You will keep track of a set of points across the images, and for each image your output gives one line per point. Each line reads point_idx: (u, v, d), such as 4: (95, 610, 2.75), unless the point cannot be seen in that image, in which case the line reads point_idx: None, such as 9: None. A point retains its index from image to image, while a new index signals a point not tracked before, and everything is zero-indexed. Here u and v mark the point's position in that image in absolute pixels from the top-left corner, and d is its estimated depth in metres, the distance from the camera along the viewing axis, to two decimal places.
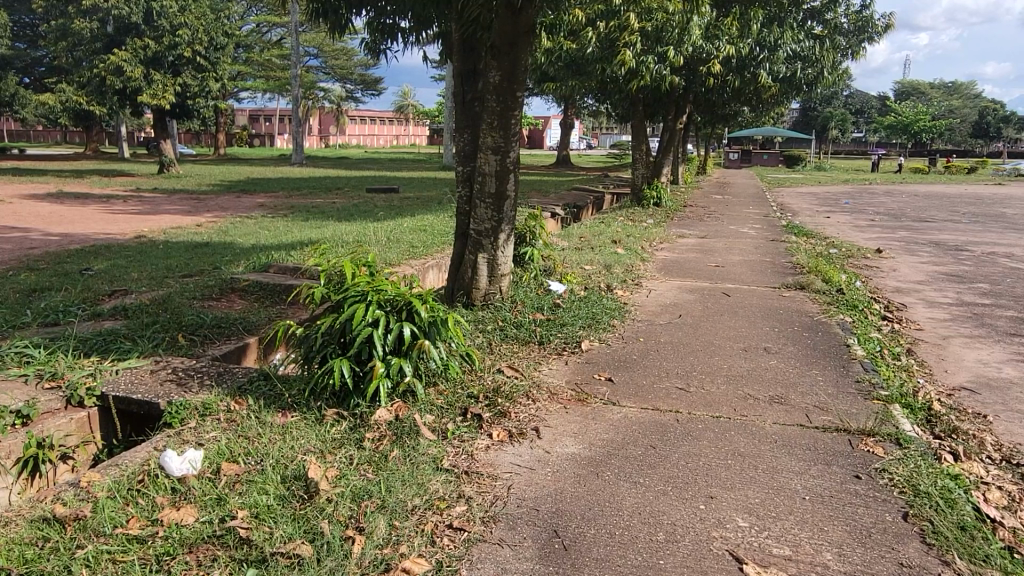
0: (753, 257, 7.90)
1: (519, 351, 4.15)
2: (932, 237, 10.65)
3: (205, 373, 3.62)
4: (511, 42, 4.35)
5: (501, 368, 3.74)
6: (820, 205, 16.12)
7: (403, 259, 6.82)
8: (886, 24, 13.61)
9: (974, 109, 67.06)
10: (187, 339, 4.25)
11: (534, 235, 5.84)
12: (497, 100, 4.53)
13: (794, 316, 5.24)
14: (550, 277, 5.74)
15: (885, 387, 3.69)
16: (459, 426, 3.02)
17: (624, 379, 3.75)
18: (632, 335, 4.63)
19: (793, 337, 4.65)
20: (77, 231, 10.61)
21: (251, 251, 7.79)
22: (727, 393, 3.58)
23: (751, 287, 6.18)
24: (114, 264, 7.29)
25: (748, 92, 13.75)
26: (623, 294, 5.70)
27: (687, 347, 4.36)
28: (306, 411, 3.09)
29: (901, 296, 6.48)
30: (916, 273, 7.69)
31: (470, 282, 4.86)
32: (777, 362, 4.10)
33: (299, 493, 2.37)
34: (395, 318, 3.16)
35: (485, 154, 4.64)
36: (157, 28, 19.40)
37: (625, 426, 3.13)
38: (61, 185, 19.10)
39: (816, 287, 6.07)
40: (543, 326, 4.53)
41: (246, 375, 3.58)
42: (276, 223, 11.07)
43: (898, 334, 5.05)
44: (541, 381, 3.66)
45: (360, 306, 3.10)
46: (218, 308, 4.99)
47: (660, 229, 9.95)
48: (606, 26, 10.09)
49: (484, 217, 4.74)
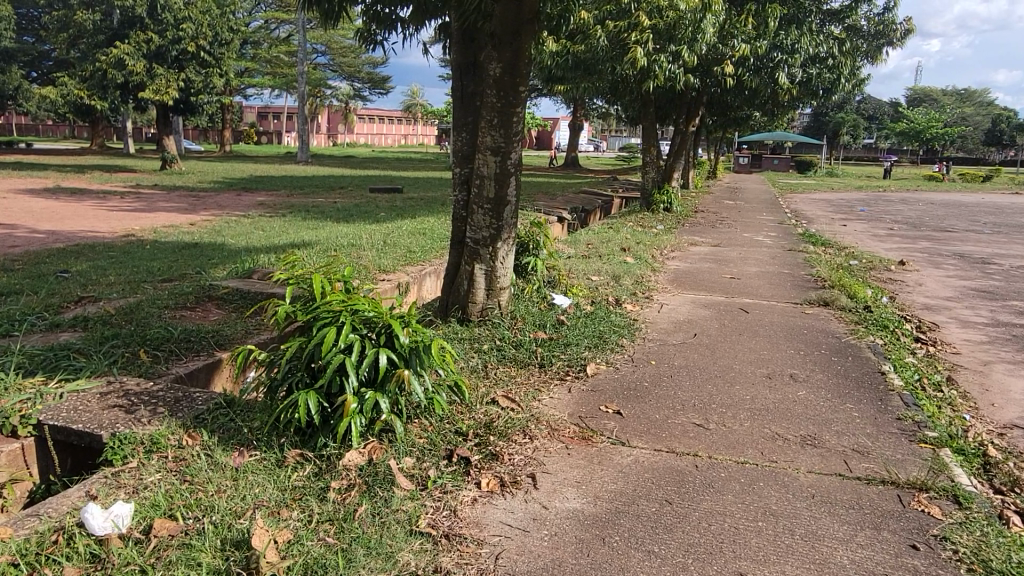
0: (770, 268, 7.48)
1: (518, 375, 3.72)
2: (954, 248, 10.19)
3: (159, 398, 3.20)
4: (513, 31, 3.91)
5: (496, 398, 3.30)
6: (836, 212, 15.67)
7: (398, 266, 6.40)
8: (908, 29, 13.14)
9: (988, 114, 66.37)
10: (150, 355, 3.84)
11: (539, 245, 5.40)
12: (497, 95, 4.09)
13: (820, 337, 4.77)
14: (555, 289, 5.31)
15: (932, 427, 3.23)
16: (442, 474, 2.58)
17: (635, 413, 3.31)
18: (643, 357, 4.18)
19: (822, 362, 4.19)
20: (65, 229, 10.22)
21: (238, 254, 7.38)
22: (752, 431, 3.13)
23: (770, 303, 5.75)
24: (93, 266, 6.91)
25: (763, 96, 13.25)
26: (633, 309, 5.27)
27: (706, 373, 3.93)
28: (266, 450, 2.68)
29: (931, 314, 6.02)
30: (944, 288, 7.23)
31: (467, 296, 4.43)
32: (807, 393, 3.65)
33: (236, 571, 1.97)
34: (372, 344, 2.74)
35: (484, 155, 4.21)
36: (161, 21, 19.03)
37: (637, 475, 2.69)
38: (59, 180, 18.78)
39: (841, 304, 5.63)
40: (544, 346, 4.09)
41: (206, 402, 3.17)
42: (271, 223, 10.68)
43: (935, 359, 4.59)
44: (541, 414, 3.21)
45: (332, 329, 2.68)
46: (190, 319, 4.57)
47: (670, 236, 9.55)
48: (617, 25, 9.66)
49: (481, 224, 4.31)
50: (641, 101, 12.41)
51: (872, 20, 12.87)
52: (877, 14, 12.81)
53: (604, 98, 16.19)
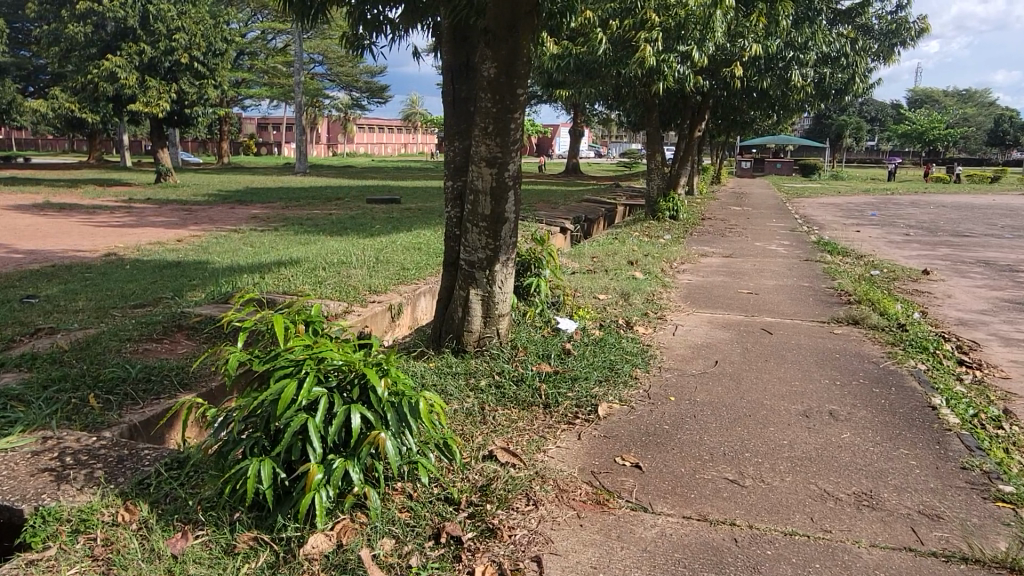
0: (788, 280, 7.01)
1: (519, 418, 3.26)
2: (978, 255, 9.70)
3: (100, 459, 2.73)
4: (509, 28, 3.44)
5: (495, 451, 2.84)
6: (846, 217, 15.22)
7: (390, 285, 5.94)
8: (922, 27, 12.69)
9: (990, 116, 65.94)
10: (100, 401, 3.38)
11: (541, 264, 4.93)
12: (492, 100, 3.62)
13: (855, 364, 4.27)
14: (559, 313, 4.86)
15: (1006, 480, 2.75)
16: (427, 563, 2.11)
17: (656, 465, 2.84)
18: (660, 392, 3.69)
19: (863, 396, 3.70)
20: (45, 248, 9.75)
21: (220, 274, 6.92)
22: (795, 489, 2.66)
23: (794, 322, 5.28)
24: (64, 290, 6.46)
25: (773, 99, 12.81)
26: (645, 332, 4.80)
27: (733, 411, 3.45)
28: (214, 530, 2.23)
29: (968, 331, 5.51)
30: (975, 301, 6.73)
31: (461, 324, 3.97)
32: (852, 437, 3.16)
33: None
34: (342, 400, 2.29)
35: (478, 167, 3.75)
36: (154, 32, 18.63)
37: (665, 556, 2.21)
38: (49, 195, 18.38)
39: (872, 321, 5.15)
40: (549, 382, 3.62)
41: (155, 462, 2.71)
42: (263, 238, 10.25)
43: (986, 386, 4.08)
44: (546, 471, 2.74)
45: (293, 380, 2.22)
46: (155, 354, 4.09)
47: (679, 246, 9.10)
48: (621, 25, 9.28)
49: (477, 244, 3.86)
50: (645, 105, 12.01)
51: (884, 19, 12.47)
52: (889, 12, 12.40)
53: (605, 103, 15.81)
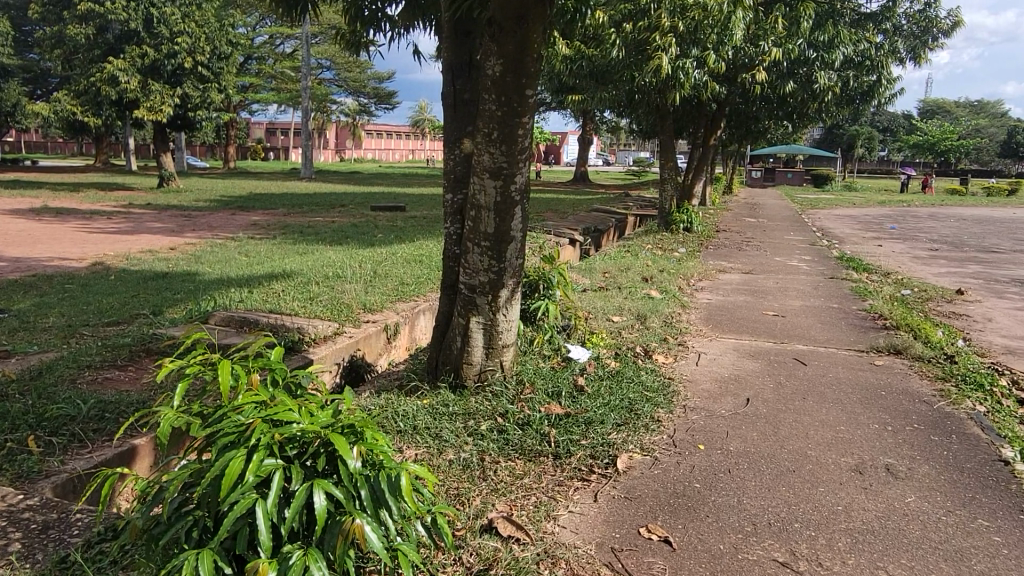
0: (816, 301, 6.52)
1: (523, 473, 2.78)
2: (1011, 273, 9.19)
3: (21, 525, 2.27)
4: (515, 19, 2.96)
5: (496, 521, 2.36)
6: (866, 230, 14.72)
7: (387, 302, 5.48)
8: (954, 21, 12.19)
9: (1005, 126, 65.16)
10: (41, 444, 2.92)
11: (551, 286, 4.48)
12: (497, 102, 3.15)
13: (906, 404, 3.77)
14: (570, 339, 4.38)
15: None
16: None
17: (690, 541, 2.36)
18: (687, 440, 3.21)
19: (921, 447, 3.20)
20: (32, 256, 9.34)
21: (206, 288, 6.47)
22: None
23: (829, 351, 4.78)
24: (37, 304, 6.00)
25: (792, 105, 12.33)
26: (665, 363, 4.32)
27: (775, 465, 2.96)
28: None
29: (1019, 362, 5.01)
30: (1019, 325, 6.22)
31: (460, 356, 3.50)
32: (918, 502, 2.66)
33: None
34: (303, 474, 1.81)
35: (480, 178, 3.30)
36: (157, 35, 18.22)
37: None
38: (49, 199, 18.04)
39: (917, 352, 4.65)
40: (559, 427, 3.13)
41: (86, 531, 2.25)
42: (260, 248, 9.82)
43: None
44: (557, 549, 2.26)
45: (239, 453, 1.75)
46: (115, 385, 3.62)
47: (696, 261, 8.64)
48: (636, 27, 8.80)
49: (478, 266, 3.40)
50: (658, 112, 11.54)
51: (914, 18, 11.98)
52: (918, 10, 11.93)
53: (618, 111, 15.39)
